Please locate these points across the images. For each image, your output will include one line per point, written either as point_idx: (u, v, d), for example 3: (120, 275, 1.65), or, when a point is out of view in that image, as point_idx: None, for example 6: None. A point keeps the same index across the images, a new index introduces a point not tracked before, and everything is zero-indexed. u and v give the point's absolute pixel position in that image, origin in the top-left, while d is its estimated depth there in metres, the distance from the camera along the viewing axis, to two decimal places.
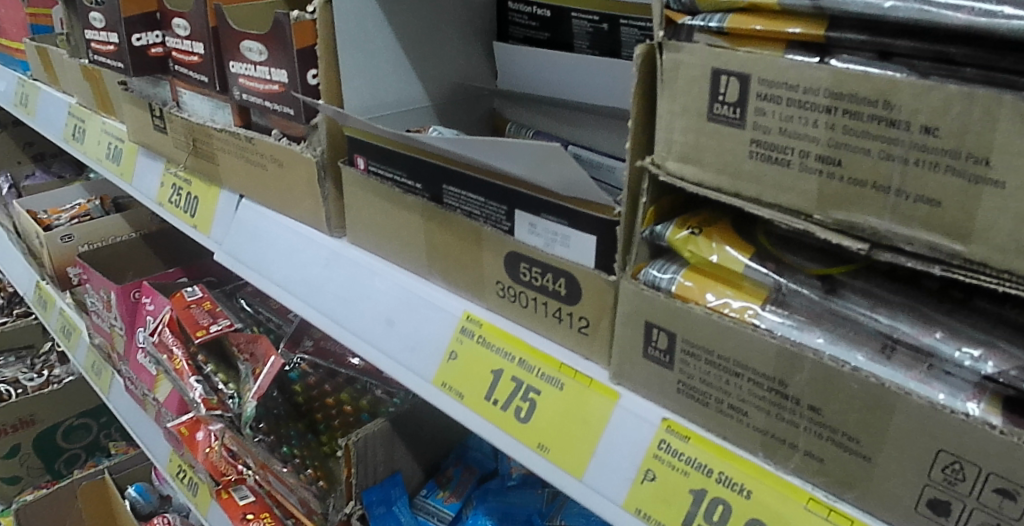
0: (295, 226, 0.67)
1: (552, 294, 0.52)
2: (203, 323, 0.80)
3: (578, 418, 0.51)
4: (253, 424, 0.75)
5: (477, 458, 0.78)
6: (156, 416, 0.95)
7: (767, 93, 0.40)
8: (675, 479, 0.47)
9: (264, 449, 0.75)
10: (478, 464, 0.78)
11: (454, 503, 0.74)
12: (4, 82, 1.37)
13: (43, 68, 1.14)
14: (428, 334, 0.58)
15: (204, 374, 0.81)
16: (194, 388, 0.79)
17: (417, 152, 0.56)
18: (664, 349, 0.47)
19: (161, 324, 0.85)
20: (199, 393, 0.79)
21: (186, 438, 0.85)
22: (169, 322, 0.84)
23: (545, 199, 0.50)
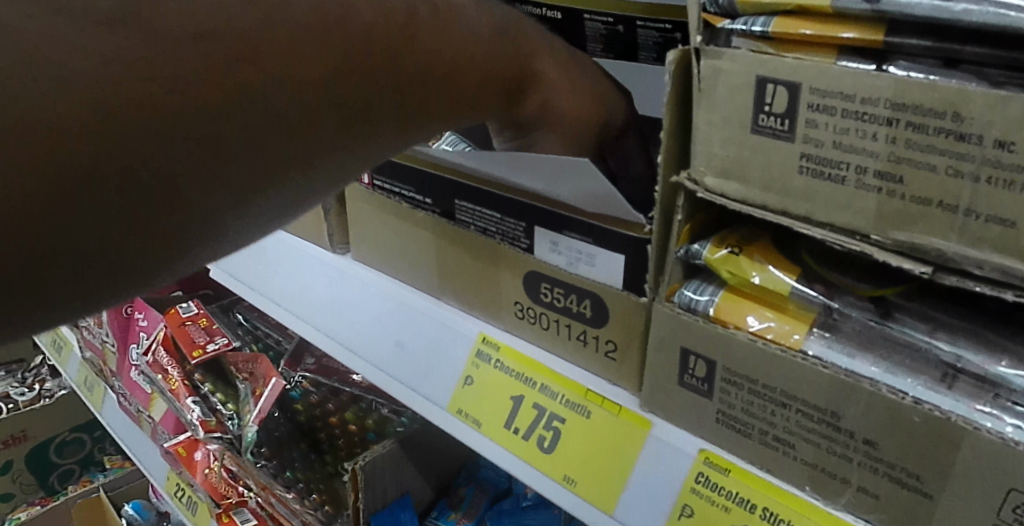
0: (297, 243, 0.63)
1: (577, 316, 0.48)
2: (200, 341, 0.76)
3: (607, 449, 0.47)
4: (254, 448, 0.72)
5: (491, 477, 0.75)
6: (151, 434, 0.91)
7: (820, 103, 0.36)
8: (714, 515, 0.43)
9: (267, 473, 0.72)
10: (492, 483, 0.75)
11: None
12: None
13: None
14: (441, 358, 0.54)
15: (201, 394, 0.78)
16: (192, 410, 0.76)
17: (426, 165, 0.52)
18: (703, 377, 0.43)
19: (155, 342, 0.81)
20: (196, 415, 0.75)
21: (184, 459, 0.81)
22: (164, 340, 0.80)
23: (567, 216, 0.47)
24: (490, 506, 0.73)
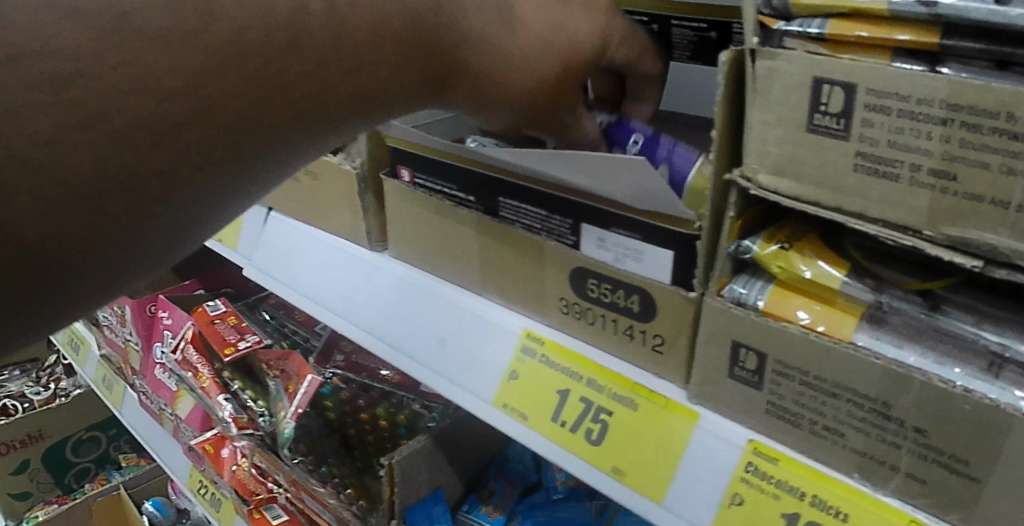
0: (331, 242, 0.64)
1: (624, 310, 0.49)
2: (230, 339, 0.77)
3: (655, 440, 0.48)
4: (291, 445, 0.73)
5: (519, 471, 0.76)
6: (174, 431, 0.92)
7: (876, 103, 0.38)
8: (764, 502, 0.45)
9: (303, 470, 0.73)
10: (520, 477, 0.76)
11: (499, 518, 0.70)
12: None
13: None
14: (485, 352, 0.55)
15: (231, 391, 0.79)
16: (223, 407, 0.77)
17: (469, 163, 0.52)
18: (754, 369, 0.45)
19: (183, 340, 0.81)
20: (228, 412, 0.76)
21: (211, 455, 0.82)
22: (193, 338, 0.81)
23: (616, 213, 0.48)
24: (519, 500, 0.73)
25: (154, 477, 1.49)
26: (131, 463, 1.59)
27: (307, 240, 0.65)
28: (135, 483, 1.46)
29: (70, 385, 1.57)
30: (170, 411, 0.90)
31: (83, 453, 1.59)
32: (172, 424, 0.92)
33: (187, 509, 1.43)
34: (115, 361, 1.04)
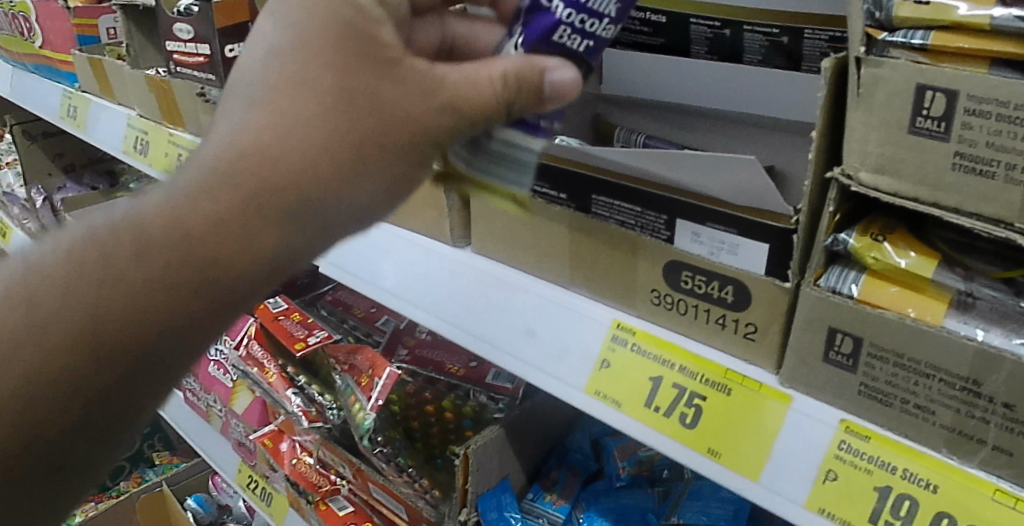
0: (412, 238, 0.69)
1: (716, 301, 0.53)
2: (300, 334, 0.85)
3: (748, 421, 0.52)
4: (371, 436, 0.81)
5: (580, 460, 0.84)
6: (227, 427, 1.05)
7: (976, 108, 0.41)
8: (858, 478, 0.48)
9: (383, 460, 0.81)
10: (581, 466, 0.83)
11: (563, 506, 0.77)
12: (43, 92, 1.30)
13: (95, 79, 1.14)
14: (576, 342, 0.58)
15: (298, 386, 0.89)
16: (294, 400, 0.87)
17: (565, 162, 0.56)
18: (849, 353, 0.48)
19: (246, 337, 0.93)
20: (299, 405, 0.87)
21: (271, 449, 0.93)
22: (255, 335, 0.93)
23: (713, 208, 0.51)
24: (582, 488, 0.80)
25: (194, 473, 1.51)
26: (162, 464, 1.69)
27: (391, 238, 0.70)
28: (175, 481, 1.49)
29: None
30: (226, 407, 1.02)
31: None
32: (223, 419, 1.06)
33: (228, 506, 1.45)
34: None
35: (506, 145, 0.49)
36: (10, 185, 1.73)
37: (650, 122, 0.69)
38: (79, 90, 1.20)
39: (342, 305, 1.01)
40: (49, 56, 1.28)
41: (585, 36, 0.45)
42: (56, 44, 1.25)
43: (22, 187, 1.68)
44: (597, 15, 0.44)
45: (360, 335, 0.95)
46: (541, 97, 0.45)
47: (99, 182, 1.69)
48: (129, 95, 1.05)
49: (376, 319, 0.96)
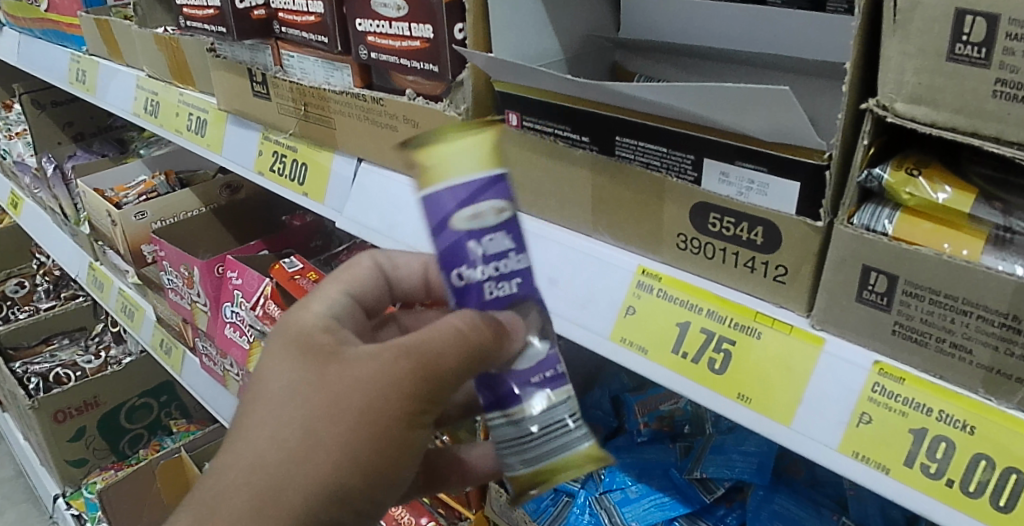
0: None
1: (746, 243, 0.52)
2: None
3: (779, 366, 0.51)
4: None
5: (600, 418, 0.99)
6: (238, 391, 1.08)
7: (1018, 32, 0.39)
8: (892, 421, 0.46)
9: None
10: (601, 423, 0.98)
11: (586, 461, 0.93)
12: (52, 57, 1.30)
13: (104, 42, 1.14)
14: (604, 290, 0.58)
15: None
16: None
17: (590, 104, 0.55)
18: (883, 291, 0.47)
19: (262, 297, 0.92)
20: None
21: None
22: (271, 294, 0.91)
23: (741, 146, 0.49)
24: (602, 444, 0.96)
25: (211, 440, 1.53)
26: (181, 430, 1.77)
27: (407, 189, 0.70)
28: (195, 446, 1.51)
29: (121, 355, 1.85)
30: (235, 372, 1.06)
31: (135, 420, 1.81)
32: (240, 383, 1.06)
33: None
34: (182, 324, 1.19)
35: (530, 410, 0.49)
36: (21, 154, 1.74)
37: (669, 68, 0.68)
38: (86, 54, 1.20)
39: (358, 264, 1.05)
40: (55, 20, 1.28)
41: (509, 280, 0.48)
42: (63, 7, 1.24)
43: (33, 157, 1.69)
44: (503, 258, 0.47)
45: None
46: (499, 336, 0.47)
47: (109, 150, 1.70)
48: (138, 55, 1.05)
49: None
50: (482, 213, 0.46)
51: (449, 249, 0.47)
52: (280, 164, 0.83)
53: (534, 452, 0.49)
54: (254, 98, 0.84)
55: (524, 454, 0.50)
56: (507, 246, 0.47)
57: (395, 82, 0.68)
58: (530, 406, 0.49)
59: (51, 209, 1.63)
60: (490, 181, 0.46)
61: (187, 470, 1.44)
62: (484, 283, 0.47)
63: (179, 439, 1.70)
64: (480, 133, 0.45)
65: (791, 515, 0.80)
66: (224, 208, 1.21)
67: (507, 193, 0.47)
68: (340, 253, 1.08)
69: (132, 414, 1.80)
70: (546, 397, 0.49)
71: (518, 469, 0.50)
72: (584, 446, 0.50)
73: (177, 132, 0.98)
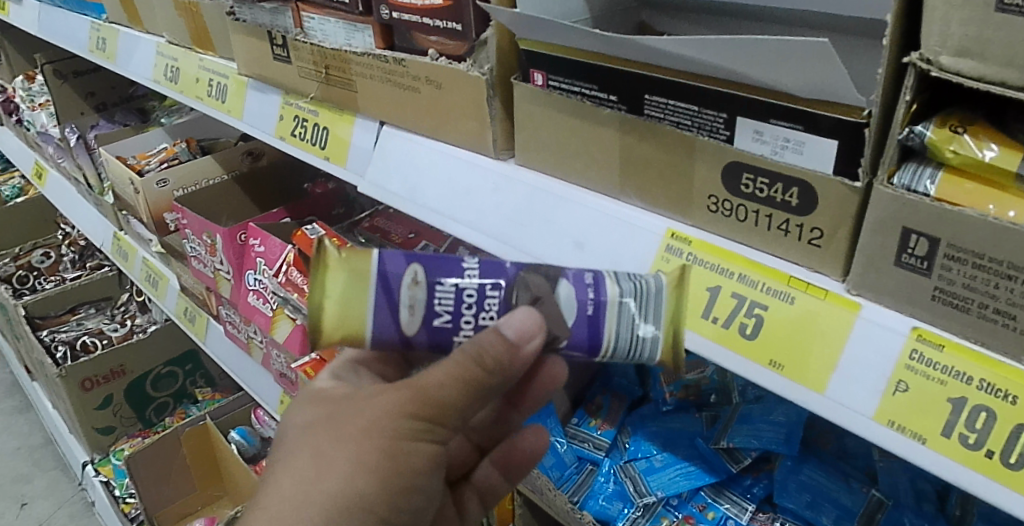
0: (453, 153, 0.68)
1: (780, 205, 0.50)
2: None
3: (812, 331, 0.49)
4: None
5: (624, 386, 0.99)
6: (262, 359, 1.08)
7: None
8: (930, 389, 0.45)
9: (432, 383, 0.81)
10: (625, 391, 0.98)
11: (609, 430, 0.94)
12: (73, 25, 1.30)
13: (122, 8, 1.13)
14: (631, 253, 0.57)
15: None
16: None
17: (616, 62, 0.54)
18: (923, 255, 0.45)
19: (285, 264, 0.92)
20: None
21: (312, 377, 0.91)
22: (294, 261, 0.92)
23: (775, 103, 0.47)
24: (627, 413, 0.96)
25: (237, 408, 1.55)
26: (206, 398, 1.80)
27: (433, 153, 0.70)
28: (220, 413, 1.53)
29: (146, 323, 1.88)
30: (259, 339, 1.06)
31: (161, 388, 1.84)
32: (263, 350, 1.06)
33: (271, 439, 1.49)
34: (205, 292, 1.19)
35: (613, 309, 0.49)
36: (45, 125, 1.75)
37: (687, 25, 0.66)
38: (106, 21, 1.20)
39: (380, 232, 1.04)
40: None
41: (489, 298, 0.49)
42: None
43: (56, 127, 1.70)
44: (463, 292, 0.49)
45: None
46: (514, 344, 0.48)
47: (131, 120, 1.70)
48: (158, 21, 1.05)
49: (415, 245, 0.99)
50: (412, 301, 0.48)
51: (429, 332, 0.49)
52: (303, 129, 0.82)
53: (640, 332, 0.49)
54: (273, 62, 0.83)
55: (644, 339, 0.49)
56: (457, 282, 0.48)
57: (416, 43, 0.67)
58: (613, 313, 0.49)
59: (75, 179, 1.64)
60: (389, 276, 0.48)
61: (213, 437, 1.47)
62: (475, 320, 0.49)
63: (205, 406, 1.73)
64: (335, 273, 0.47)
65: (819, 486, 0.79)
66: (245, 176, 1.21)
67: (405, 261, 0.48)
68: (363, 220, 1.07)
69: (158, 382, 1.83)
70: (611, 299, 0.49)
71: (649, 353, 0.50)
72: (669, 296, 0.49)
73: (197, 98, 0.98)
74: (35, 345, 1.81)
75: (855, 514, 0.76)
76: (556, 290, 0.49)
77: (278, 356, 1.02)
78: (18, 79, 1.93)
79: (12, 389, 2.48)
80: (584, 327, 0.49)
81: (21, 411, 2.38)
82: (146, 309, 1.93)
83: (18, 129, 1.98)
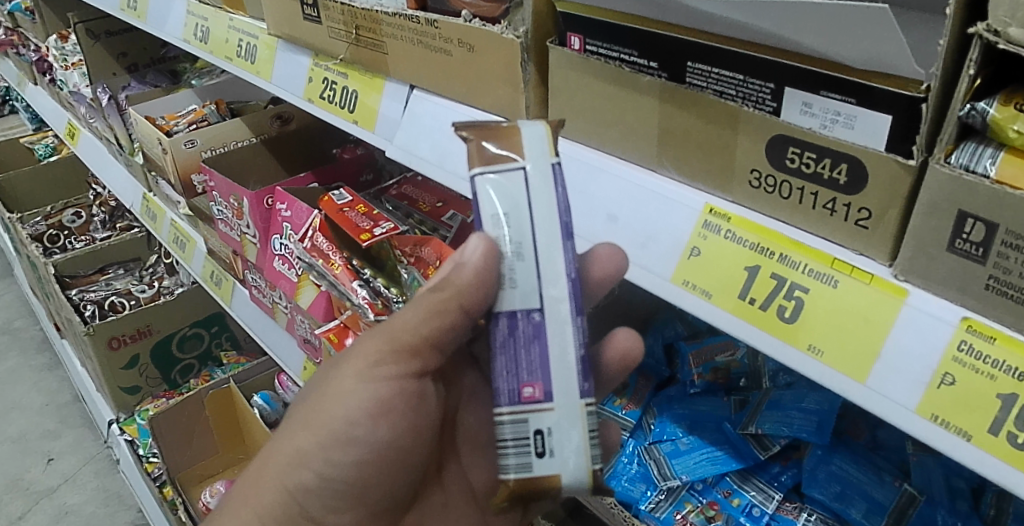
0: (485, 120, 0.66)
1: (827, 183, 0.47)
2: (365, 226, 0.85)
3: (855, 316, 0.46)
4: None
5: (651, 366, 0.96)
6: (286, 324, 1.08)
7: None
8: (978, 383, 0.42)
9: None
10: (653, 371, 0.97)
11: (633, 411, 0.92)
12: None
13: None
14: (668, 228, 0.55)
15: (363, 279, 0.88)
16: (359, 292, 0.86)
17: (658, 26, 0.52)
18: (979, 241, 0.42)
19: (310, 229, 0.92)
20: (364, 296, 0.86)
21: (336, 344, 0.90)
22: (320, 227, 0.91)
23: (826, 73, 0.44)
24: (652, 395, 0.94)
25: (261, 372, 1.57)
26: (231, 361, 1.82)
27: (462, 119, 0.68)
28: (244, 377, 1.55)
29: (174, 285, 1.91)
30: (284, 305, 1.06)
31: (187, 350, 1.87)
32: (288, 316, 1.06)
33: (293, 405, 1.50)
34: (232, 257, 1.19)
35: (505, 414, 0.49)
36: (77, 85, 1.76)
37: None
38: None
39: (407, 200, 1.03)
40: None
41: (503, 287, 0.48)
42: None
43: (88, 86, 1.71)
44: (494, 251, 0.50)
45: (427, 229, 0.96)
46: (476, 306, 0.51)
47: (162, 81, 1.70)
48: None
49: (442, 215, 0.98)
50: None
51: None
52: (333, 93, 0.81)
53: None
54: (303, 22, 0.82)
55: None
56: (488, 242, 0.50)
57: (449, 4, 0.65)
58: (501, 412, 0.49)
59: (106, 139, 1.65)
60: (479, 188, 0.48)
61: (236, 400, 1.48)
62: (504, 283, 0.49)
63: (229, 369, 1.75)
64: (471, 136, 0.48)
65: (849, 477, 0.77)
66: (273, 140, 1.20)
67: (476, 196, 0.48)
68: (390, 188, 1.06)
69: (183, 343, 1.85)
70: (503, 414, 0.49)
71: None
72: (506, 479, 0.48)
73: (227, 58, 0.97)
74: (64, 303, 1.84)
75: (885, 508, 0.74)
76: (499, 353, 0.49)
77: (303, 323, 1.01)
78: (51, 38, 1.95)
79: (42, 345, 2.53)
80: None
81: (51, 368, 2.43)
82: (174, 272, 1.97)
83: (51, 88, 2.00)
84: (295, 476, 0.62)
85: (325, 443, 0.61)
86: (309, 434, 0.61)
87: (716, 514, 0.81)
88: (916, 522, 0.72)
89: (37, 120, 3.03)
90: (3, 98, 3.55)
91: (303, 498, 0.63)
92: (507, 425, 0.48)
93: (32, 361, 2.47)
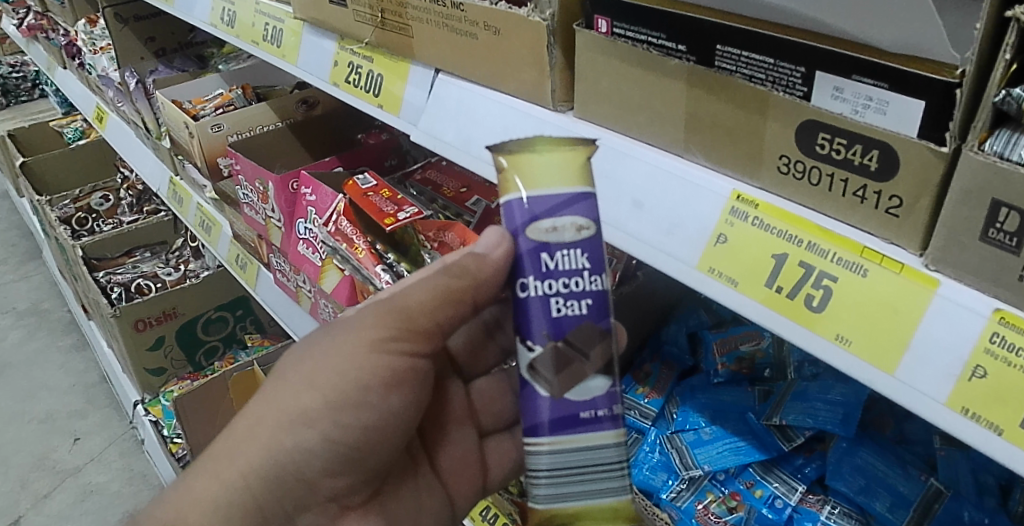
0: (510, 102, 0.66)
1: (858, 169, 0.46)
2: (389, 211, 0.85)
3: (884, 304, 0.45)
4: None
5: (675, 355, 0.96)
6: (308, 308, 1.10)
7: None
8: (1011, 376, 0.41)
9: None
10: (676, 360, 0.96)
11: (657, 400, 0.91)
12: None
13: None
14: (693, 214, 0.54)
15: (386, 263, 0.89)
16: (382, 275, 0.87)
17: (686, 8, 0.51)
18: (1014, 231, 0.41)
19: (334, 213, 0.92)
20: (386, 279, 0.86)
21: None
22: (344, 211, 0.91)
23: (858, 57, 0.43)
24: (677, 384, 0.93)
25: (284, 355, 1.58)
26: (256, 344, 1.84)
27: (484, 102, 0.68)
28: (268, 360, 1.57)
29: (200, 268, 1.94)
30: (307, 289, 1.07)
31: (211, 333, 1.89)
32: (311, 299, 1.07)
33: None
34: (257, 240, 1.21)
35: (604, 439, 0.52)
36: (105, 68, 1.78)
37: None
38: None
39: (432, 185, 1.03)
40: None
41: (579, 298, 0.51)
42: None
43: (117, 70, 1.73)
44: (575, 277, 0.50)
45: (451, 215, 0.97)
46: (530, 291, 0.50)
47: (190, 66, 1.73)
48: None
49: (466, 200, 0.99)
50: (561, 227, 0.50)
51: (529, 257, 0.51)
52: (358, 76, 0.82)
53: (552, 491, 0.52)
54: (329, 6, 0.82)
55: (560, 486, 0.52)
56: (586, 265, 0.50)
57: None
58: (601, 434, 0.52)
59: (135, 123, 1.68)
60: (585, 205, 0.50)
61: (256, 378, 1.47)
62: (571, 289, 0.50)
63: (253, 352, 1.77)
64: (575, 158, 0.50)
65: (874, 470, 0.76)
66: (298, 124, 1.21)
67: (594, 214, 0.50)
68: (414, 172, 1.07)
69: (208, 326, 1.88)
70: (605, 437, 0.52)
71: (547, 499, 0.52)
72: (615, 501, 0.52)
73: (253, 43, 0.98)
74: (92, 284, 1.88)
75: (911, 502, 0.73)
76: (591, 378, 0.51)
77: (327, 307, 1.02)
78: (81, 23, 1.98)
79: (69, 326, 2.58)
80: (551, 423, 0.52)
81: (78, 348, 2.48)
82: (200, 256, 2.00)
83: (80, 72, 2.03)
84: (301, 437, 0.61)
85: (338, 411, 0.61)
86: (315, 395, 0.61)
87: (738, 505, 0.82)
88: (942, 518, 0.71)
89: (66, 103, 3.08)
90: (33, 82, 3.61)
91: (296, 468, 0.62)
92: (617, 447, 0.53)
93: (59, 341, 2.52)
